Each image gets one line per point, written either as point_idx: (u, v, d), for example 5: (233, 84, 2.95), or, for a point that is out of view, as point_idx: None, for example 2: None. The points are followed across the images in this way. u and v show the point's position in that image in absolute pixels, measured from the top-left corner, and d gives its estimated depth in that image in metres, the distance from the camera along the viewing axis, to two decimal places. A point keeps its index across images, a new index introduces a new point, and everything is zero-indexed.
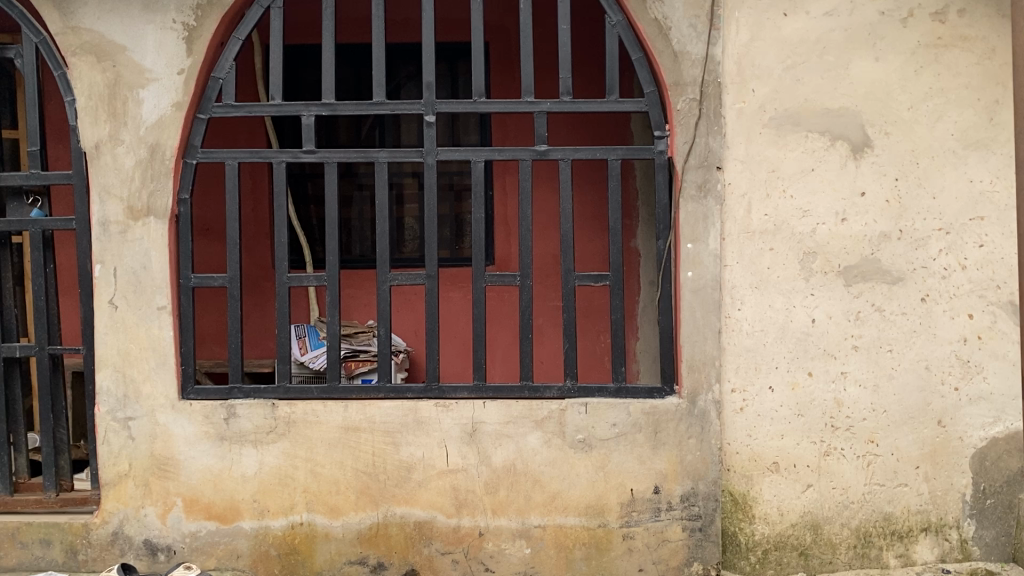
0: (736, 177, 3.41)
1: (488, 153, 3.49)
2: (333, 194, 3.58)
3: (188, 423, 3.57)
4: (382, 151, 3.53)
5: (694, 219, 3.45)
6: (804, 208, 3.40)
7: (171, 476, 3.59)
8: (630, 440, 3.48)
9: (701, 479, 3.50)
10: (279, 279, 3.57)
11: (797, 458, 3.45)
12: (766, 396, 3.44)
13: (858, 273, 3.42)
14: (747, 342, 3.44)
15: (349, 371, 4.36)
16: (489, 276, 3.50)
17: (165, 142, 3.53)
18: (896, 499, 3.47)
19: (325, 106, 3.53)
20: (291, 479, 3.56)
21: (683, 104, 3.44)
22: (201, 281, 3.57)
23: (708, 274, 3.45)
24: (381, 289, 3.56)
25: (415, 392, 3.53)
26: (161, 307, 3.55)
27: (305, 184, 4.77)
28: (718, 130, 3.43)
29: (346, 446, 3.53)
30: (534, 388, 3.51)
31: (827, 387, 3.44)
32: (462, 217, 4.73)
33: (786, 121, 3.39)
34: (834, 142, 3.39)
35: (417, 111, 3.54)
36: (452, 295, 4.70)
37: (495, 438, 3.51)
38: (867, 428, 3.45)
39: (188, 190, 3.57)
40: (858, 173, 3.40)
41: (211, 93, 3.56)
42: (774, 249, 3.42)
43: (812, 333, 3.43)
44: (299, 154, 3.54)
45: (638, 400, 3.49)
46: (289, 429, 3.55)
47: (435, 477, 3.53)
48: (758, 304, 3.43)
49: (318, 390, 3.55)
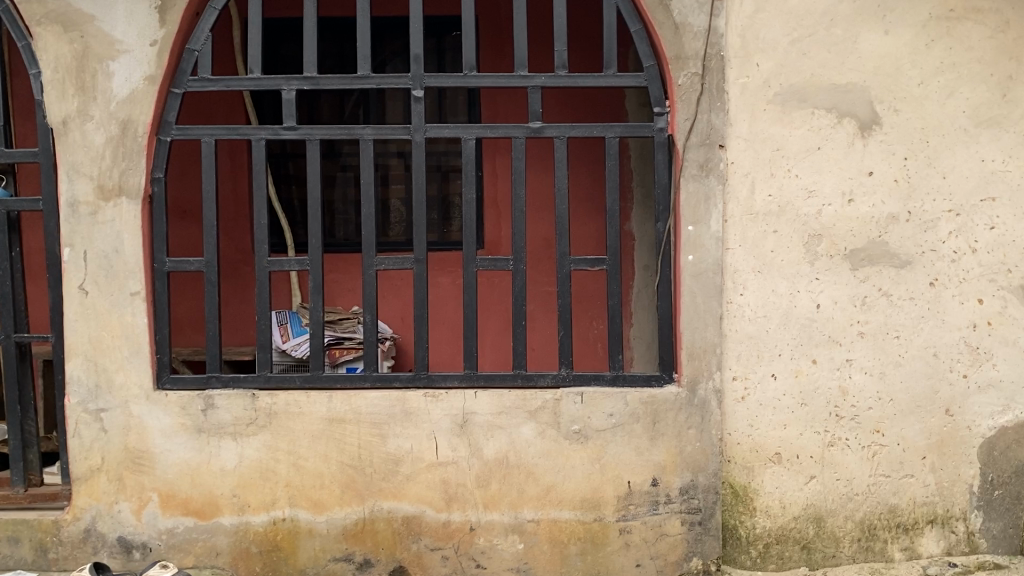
0: (739, 156, 3.27)
1: (479, 131, 3.34)
2: (316, 173, 3.42)
3: (164, 415, 3.40)
4: (366, 128, 3.37)
5: (696, 200, 3.29)
6: (810, 188, 3.26)
7: (145, 470, 3.42)
8: (627, 431, 3.34)
9: (701, 472, 3.36)
10: (259, 264, 3.40)
11: (800, 449, 3.33)
12: (768, 384, 3.31)
13: (865, 256, 3.28)
14: (749, 328, 3.30)
15: (333, 359, 4.18)
16: (481, 260, 3.34)
17: (137, 118, 3.33)
18: (902, 490, 3.35)
19: (307, 80, 3.36)
20: (272, 473, 3.40)
21: (684, 78, 3.27)
22: (176, 265, 3.39)
23: (710, 257, 3.29)
24: (367, 274, 3.40)
25: (403, 381, 3.37)
26: (134, 292, 3.37)
27: (286, 165, 4.57)
28: (720, 107, 3.26)
29: (330, 438, 3.37)
30: (528, 376, 3.35)
31: (831, 375, 3.31)
32: (450, 199, 4.56)
33: (791, 97, 3.24)
34: (841, 120, 3.24)
35: (405, 85, 3.38)
36: (440, 280, 4.53)
37: (486, 429, 3.35)
38: (873, 417, 3.33)
39: (162, 169, 3.38)
40: (865, 152, 3.25)
41: (186, 67, 3.38)
42: (778, 231, 3.27)
43: (816, 319, 3.30)
44: (280, 131, 3.38)
45: (636, 389, 3.33)
46: (270, 420, 3.38)
47: (424, 469, 3.38)
48: (761, 289, 3.29)
49: (301, 379, 3.38)
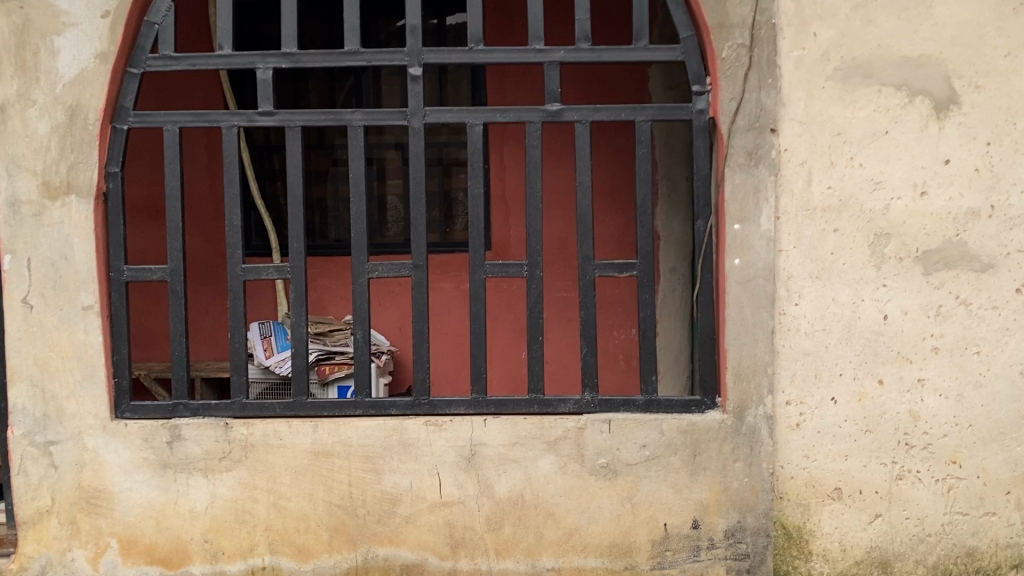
0: (794, 142, 2.78)
1: (486, 115, 2.87)
2: (298, 164, 2.94)
3: (123, 448, 2.92)
4: (357, 112, 2.90)
5: (743, 193, 2.80)
6: (876, 179, 2.78)
7: (103, 512, 2.94)
8: (663, 465, 2.86)
9: (749, 511, 2.87)
10: (232, 271, 2.94)
11: (863, 482, 2.86)
12: (827, 409, 2.84)
13: (940, 259, 2.80)
14: (805, 344, 2.83)
15: (322, 377, 3.66)
16: (490, 265, 2.87)
17: (87, 102, 2.86)
18: (982, 530, 2.87)
19: (286, 56, 2.89)
20: (249, 515, 2.93)
21: (728, 51, 2.78)
22: (135, 274, 2.91)
23: (759, 261, 2.81)
24: (357, 282, 2.93)
25: (400, 408, 2.90)
26: (87, 306, 2.89)
27: (270, 158, 4.08)
28: (771, 84, 2.77)
29: (316, 474, 2.90)
30: (546, 402, 2.88)
31: (900, 398, 2.84)
32: (453, 194, 4.07)
33: (854, 72, 2.76)
34: (913, 99, 2.76)
35: (400, 62, 2.90)
36: (443, 286, 4.03)
37: (498, 463, 2.88)
38: (949, 446, 2.85)
39: (117, 163, 2.90)
40: (942, 136, 2.76)
41: (145, 43, 2.90)
42: (839, 229, 2.79)
43: (883, 333, 2.82)
44: (255, 116, 2.90)
45: (673, 416, 2.86)
46: (246, 454, 2.91)
47: (426, 510, 2.90)
48: (819, 298, 2.81)
49: (281, 407, 2.91)
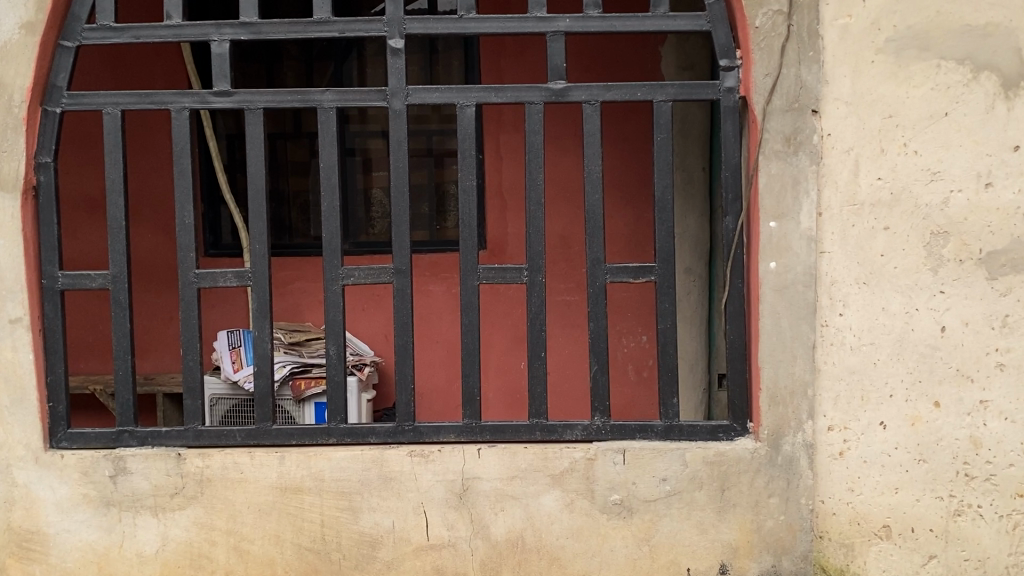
0: (838, 125, 2.40)
1: (479, 95, 2.47)
2: (258, 150, 2.52)
3: (59, 484, 2.52)
4: (327, 91, 2.48)
5: (780, 184, 2.43)
6: (933, 168, 2.38)
7: (35, 558, 2.53)
8: (685, 501, 2.47)
9: (785, 554, 2.49)
10: (184, 278, 2.52)
11: (916, 519, 2.44)
12: (875, 436, 2.44)
13: (1006, 260, 2.38)
14: (850, 360, 2.43)
15: (297, 393, 3.24)
16: (484, 271, 2.47)
17: (12, 81, 2.44)
18: None
19: (245, 26, 2.48)
20: (206, 560, 2.52)
21: (762, 19, 2.40)
22: (72, 282, 2.49)
23: (799, 265, 2.43)
24: (330, 290, 2.52)
25: (381, 435, 2.50)
26: (14, 319, 2.48)
27: (239, 148, 3.67)
28: (813, 58, 2.39)
29: (283, 513, 2.50)
30: (550, 428, 2.49)
31: (959, 423, 2.41)
32: (444, 188, 3.67)
33: (909, 44, 2.37)
34: (977, 75, 2.36)
35: (378, 32, 2.49)
36: (432, 289, 3.62)
37: (494, 500, 2.49)
38: (1015, 478, 2.40)
39: (49, 152, 2.48)
40: (1010, 119, 2.35)
41: (80, 12, 2.49)
42: (891, 228, 2.40)
43: (940, 348, 2.41)
44: (209, 97, 2.49)
45: (697, 445, 2.47)
46: (202, 489, 2.51)
47: (411, 555, 2.50)
48: (867, 307, 2.42)
49: (243, 434, 2.52)
